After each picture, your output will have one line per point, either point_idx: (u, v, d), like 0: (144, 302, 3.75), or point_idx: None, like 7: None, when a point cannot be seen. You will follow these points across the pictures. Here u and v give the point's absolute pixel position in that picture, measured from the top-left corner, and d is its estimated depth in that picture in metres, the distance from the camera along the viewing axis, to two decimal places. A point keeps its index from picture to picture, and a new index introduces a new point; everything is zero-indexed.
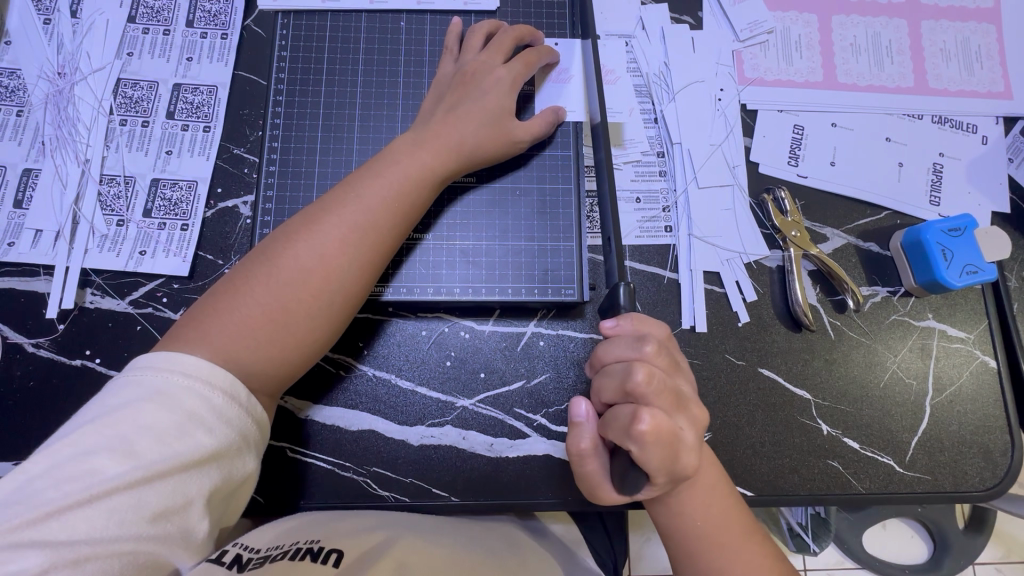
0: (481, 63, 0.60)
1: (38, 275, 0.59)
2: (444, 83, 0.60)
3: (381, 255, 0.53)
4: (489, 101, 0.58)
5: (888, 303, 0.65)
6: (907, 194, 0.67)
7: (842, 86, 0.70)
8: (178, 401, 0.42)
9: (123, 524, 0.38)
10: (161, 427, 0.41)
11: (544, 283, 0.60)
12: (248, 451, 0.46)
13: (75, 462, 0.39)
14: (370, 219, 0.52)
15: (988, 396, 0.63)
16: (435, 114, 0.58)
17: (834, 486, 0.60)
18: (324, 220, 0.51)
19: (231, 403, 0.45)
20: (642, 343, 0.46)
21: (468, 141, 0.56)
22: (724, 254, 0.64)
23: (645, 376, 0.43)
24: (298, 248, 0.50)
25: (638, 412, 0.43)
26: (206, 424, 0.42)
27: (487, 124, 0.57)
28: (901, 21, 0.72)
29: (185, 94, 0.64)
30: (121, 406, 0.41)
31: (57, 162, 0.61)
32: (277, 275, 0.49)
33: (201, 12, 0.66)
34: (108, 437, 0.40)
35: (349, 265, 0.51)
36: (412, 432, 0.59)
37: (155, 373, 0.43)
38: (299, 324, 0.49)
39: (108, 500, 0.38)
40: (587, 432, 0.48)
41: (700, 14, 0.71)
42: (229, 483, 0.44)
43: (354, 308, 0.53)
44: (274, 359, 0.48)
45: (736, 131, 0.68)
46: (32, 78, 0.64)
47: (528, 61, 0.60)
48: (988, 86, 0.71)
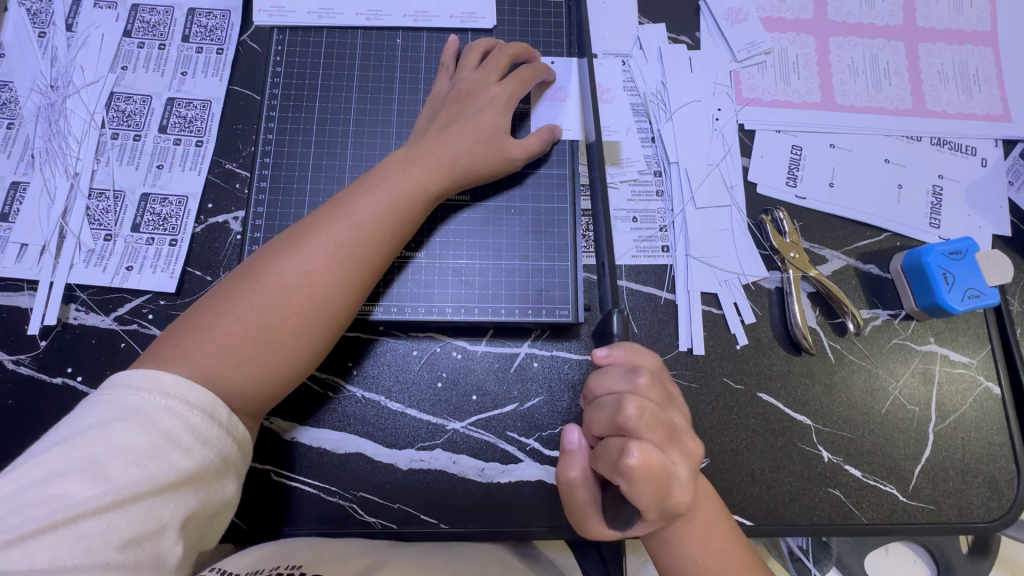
0: (478, 79, 0.59)
1: (21, 289, 0.58)
2: (438, 100, 0.60)
3: (369, 272, 0.51)
4: (485, 119, 0.57)
5: (889, 327, 0.63)
6: (907, 216, 0.67)
7: (840, 107, 0.70)
8: (155, 422, 0.41)
9: (89, 552, 0.36)
10: (136, 449, 0.39)
11: (539, 303, 0.59)
12: (228, 473, 0.44)
13: (41, 487, 0.37)
14: (359, 235, 0.51)
15: (991, 422, 0.62)
16: (430, 131, 0.57)
17: (836, 516, 0.58)
18: (311, 236, 0.50)
19: (211, 423, 0.43)
20: (635, 374, 0.44)
21: (462, 158, 0.56)
22: (722, 275, 0.63)
23: (635, 410, 0.42)
24: (283, 264, 0.49)
25: (627, 446, 0.40)
26: (184, 445, 0.41)
27: (483, 141, 0.57)
28: (899, 44, 0.72)
29: (179, 109, 0.64)
30: (93, 427, 0.40)
31: (46, 176, 0.61)
32: (260, 291, 0.48)
33: (197, 27, 0.66)
34: (78, 459, 0.38)
35: (335, 282, 0.50)
36: (401, 455, 0.57)
37: (132, 393, 0.42)
38: (282, 342, 0.48)
39: (74, 526, 0.36)
40: (579, 460, 0.46)
41: (697, 34, 0.71)
42: (207, 507, 0.43)
43: (341, 325, 0.51)
44: (256, 378, 0.47)
45: (734, 150, 0.67)
46: (24, 90, 0.63)
47: (524, 79, 0.60)
48: (986, 109, 0.70)
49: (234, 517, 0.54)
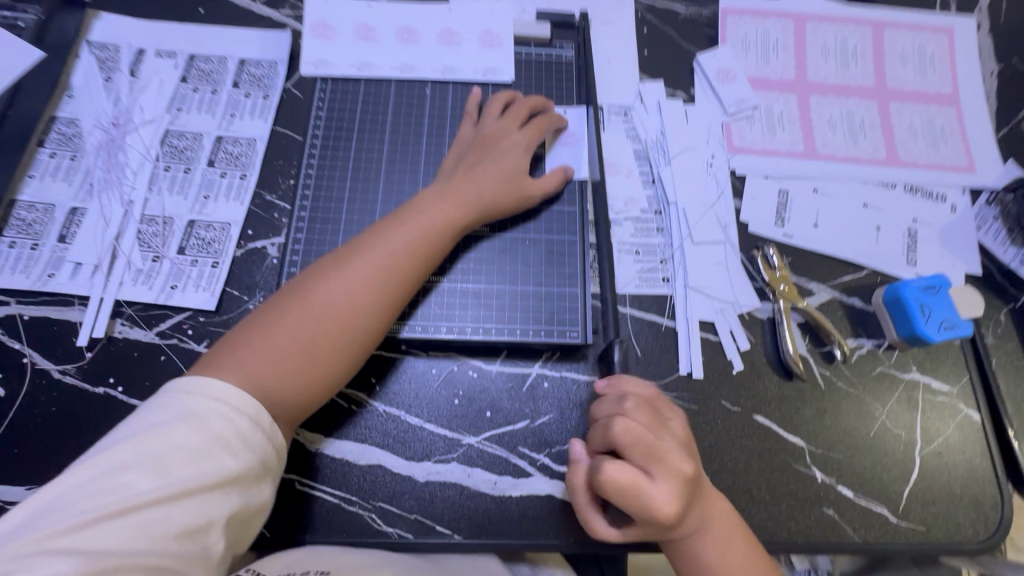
0: (500, 128, 0.67)
1: (72, 304, 0.63)
2: (465, 144, 0.67)
3: (402, 295, 0.57)
4: (507, 161, 0.65)
5: (873, 355, 0.68)
6: (886, 255, 0.73)
7: (822, 157, 0.77)
8: (208, 424, 0.45)
9: (149, 539, 0.40)
10: (192, 447, 0.43)
11: (550, 325, 0.64)
12: (266, 477, 0.48)
13: (109, 476, 0.41)
14: (395, 261, 0.56)
15: (973, 447, 0.66)
16: (458, 171, 0.64)
17: (831, 535, 0.61)
18: (354, 260, 0.56)
19: (255, 428, 0.47)
20: (622, 401, 0.54)
21: (487, 195, 0.62)
22: (717, 304, 0.69)
23: (620, 428, 0.51)
24: (328, 285, 0.54)
25: (605, 460, 0.50)
26: (231, 447, 0.45)
27: (505, 179, 0.64)
28: (872, 102, 0.81)
29: (226, 146, 0.71)
30: (154, 426, 0.44)
31: (103, 203, 0.67)
32: (307, 308, 0.53)
33: (247, 76, 0.74)
34: (142, 453, 0.42)
35: (375, 302, 0.55)
36: (418, 468, 0.60)
37: (189, 396, 0.46)
38: (324, 355, 0.52)
39: (137, 513, 0.40)
40: (580, 471, 0.55)
41: (692, 91, 0.80)
42: (247, 508, 0.46)
43: (377, 342, 0.56)
44: (299, 387, 0.51)
45: (726, 193, 0.74)
46: (88, 127, 0.70)
47: (540, 128, 0.68)
48: (953, 161, 0.78)
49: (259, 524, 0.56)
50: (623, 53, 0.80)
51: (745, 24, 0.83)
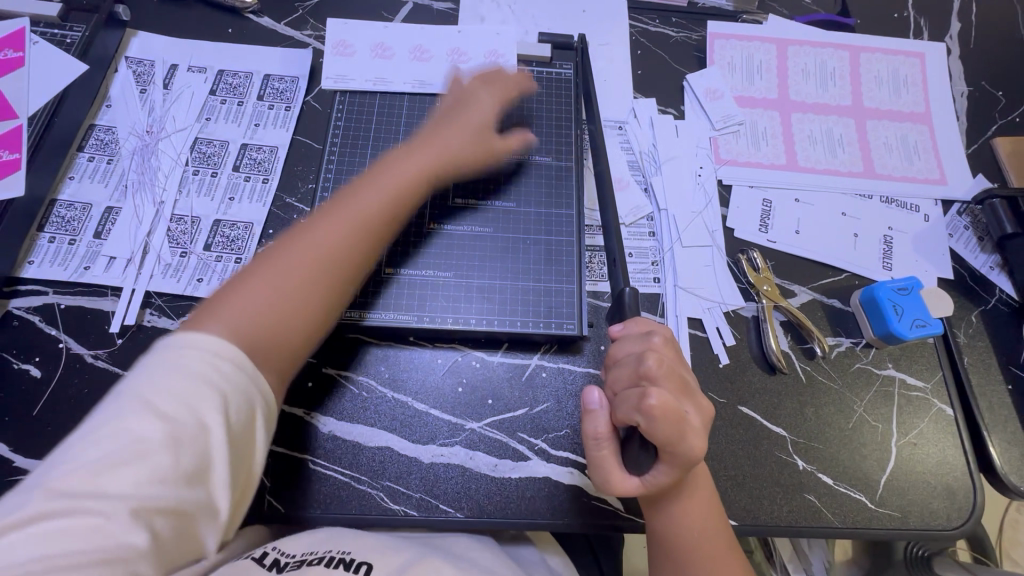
0: (474, 87, 0.76)
1: (106, 295, 0.68)
2: (439, 108, 0.76)
3: (376, 232, 0.62)
4: (478, 119, 0.73)
5: (851, 353, 0.73)
6: (863, 259, 0.78)
7: (803, 169, 0.83)
8: (194, 368, 0.45)
9: (152, 479, 0.41)
10: (179, 390, 0.44)
11: (549, 319, 0.69)
12: (257, 418, 0.48)
13: (109, 426, 0.42)
14: (366, 204, 0.63)
15: (947, 440, 0.70)
16: (426, 130, 0.72)
17: (812, 519, 0.65)
18: (331, 209, 0.62)
19: (239, 369, 0.47)
20: (649, 337, 0.53)
21: (454, 146, 0.70)
22: (705, 303, 0.74)
23: (655, 362, 0.50)
24: (306, 234, 0.59)
25: (647, 390, 0.49)
26: (220, 389, 0.45)
27: (474, 134, 0.72)
28: (850, 120, 0.87)
29: (251, 152, 0.77)
30: (141, 379, 0.45)
31: (137, 203, 0.72)
32: (288, 248, 0.58)
33: (271, 89, 0.81)
34: (137, 402, 0.43)
35: (348, 239, 0.60)
36: (424, 450, 0.64)
37: (174, 346, 0.47)
38: (303, 289, 0.56)
39: (138, 456, 0.41)
40: (602, 417, 0.53)
41: (682, 107, 0.86)
42: (241, 446, 0.46)
43: (353, 279, 0.60)
44: (280, 325, 0.54)
45: (714, 201, 0.80)
46: (124, 134, 0.76)
47: (506, 89, 0.77)
48: (926, 174, 0.84)
49: (274, 501, 0.60)
50: (618, 72, 0.87)
51: (731, 47, 0.90)
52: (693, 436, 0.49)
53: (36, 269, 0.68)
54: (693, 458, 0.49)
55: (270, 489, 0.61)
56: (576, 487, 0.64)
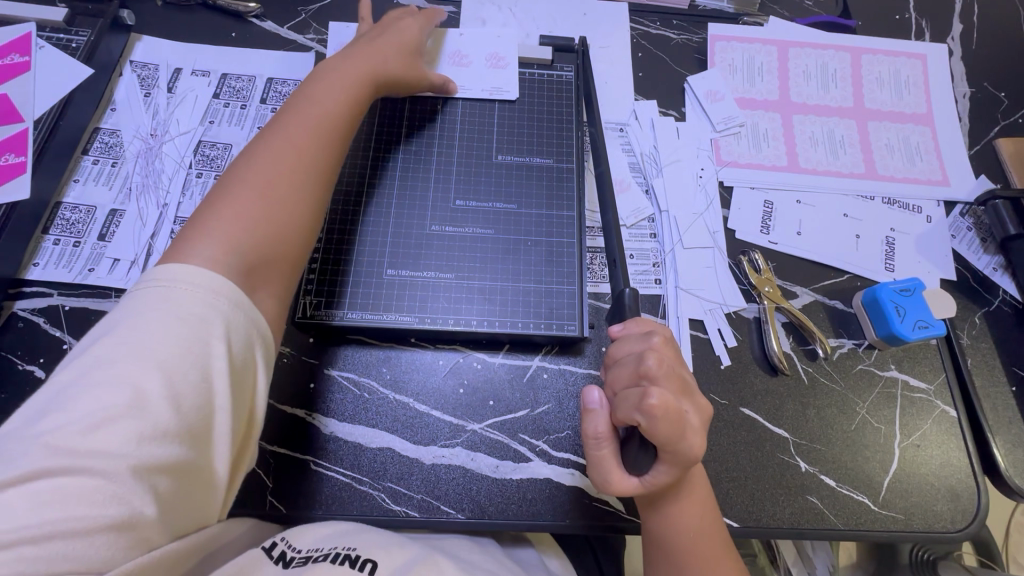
0: (389, 19, 0.78)
1: (110, 297, 0.68)
2: (360, 34, 0.76)
3: (340, 131, 0.64)
4: (405, 35, 0.76)
5: (853, 354, 0.73)
6: (865, 261, 0.78)
7: (804, 170, 0.83)
8: (192, 314, 0.45)
9: (156, 433, 0.40)
10: (178, 337, 0.43)
11: (550, 320, 0.69)
12: (256, 369, 0.48)
13: (105, 373, 0.41)
14: (323, 109, 0.63)
15: (951, 442, 0.69)
16: (358, 44, 0.73)
17: (815, 521, 0.64)
18: (285, 118, 0.62)
19: (238, 311, 0.47)
20: (648, 337, 0.53)
21: (392, 63, 0.72)
22: (706, 305, 0.74)
23: (656, 361, 0.50)
24: (270, 143, 0.59)
25: (647, 390, 0.48)
26: (220, 334, 0.45)
27: (405, 53, 0.74)
28: (852, 121, 0.87)
29: None
30: (133, 325, 0.44)
31: (141, 205, 0.73)
32: (255, 164, 0.57)
33: (273, 92, 0.81)
34: (133, 349, 0.42)
35: (313, 145, 0.60)
36: (425, 451, 0.64)
37: (166, 287, 0.46)
38: (284, 200, 0.56)
39: (138, 409, 0.40)
40: (602, 417, 0.52)
41: (682, 109, 0.86)
42: (240, 397, 0.46)
43: (329, 182, 0.61)
44: (269, 236, 0.54)
45: (715, 202, 0.80)
46: (128, 137, 0.77)
47: (429, 16, 0.81)
48: (928, 175, 0.84)
49: (276, 501, 0.60)
50: (619, 74, 0.87)
51: (732, 49, 0.90)
52: (692, 436, 0.49)
53: (41, 271, 0.68)
54: (692, 457, 0.49)
55: (271, 489, 0.61)
56: (577, 488, 0.64)
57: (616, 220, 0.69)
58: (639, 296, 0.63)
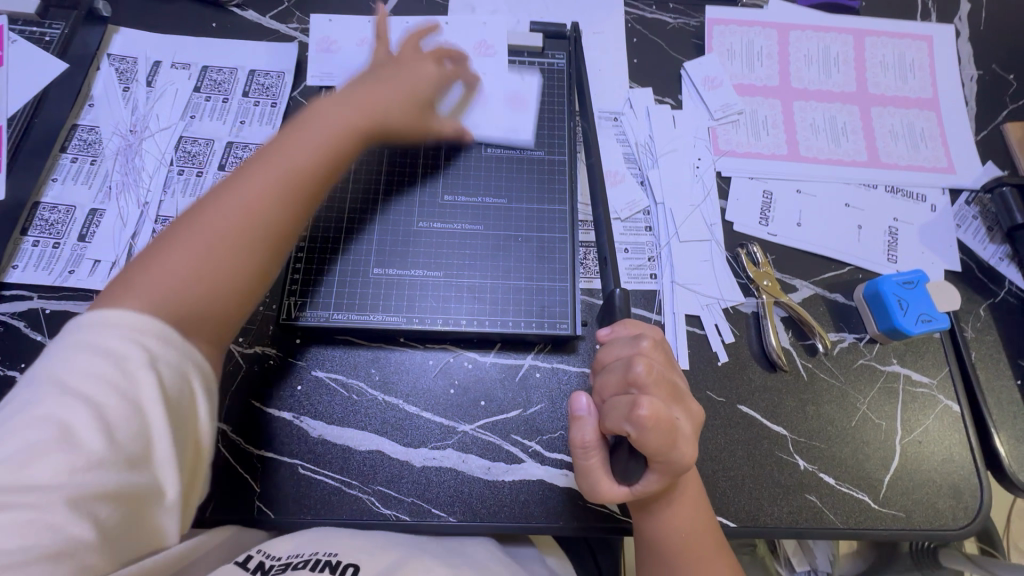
0: (413, 55, 0.71)
1: (91, 299, 0.67)
2: (376, 66, 0.70)
3: (307, 193, 0.58)
4: (417, 72, 0.69)
5: (854, 348, 0.71)
6: (867, 252, 0.76)
7: (804, 159, 0.80)
8: (117, 346, 0.44)
9: (91, 467, 0.40)
10: (109, 372, 0.43)
11: (541, 318, 0.67)
12: (199, 400, 0.47)
13: (30, 412, 0.40)
14: (292, 161, 0.58)
15: (954, 438, 0.68)
16: (365, 83, 0.67)
17: (813, 519, 0.63)
18: (253, 171, 0.57)
19: (168, 343, 0.46)
20: (638, 341, 0.51)
21: (394, 108, 0.66)
22: (703, 300, 0.72)
23: (645, 367, 0.48)
24: (224, 196, 0.55)
25: (637, 399, 0.47)
26: (150, 363, 0.44)
27: (415, 102, 0.68)
28: (854, 107, 0.84)
29: (236, 150, 0.75)
30: (65, 364, 0.43)
31: (121, 204, 0.71)
32: (205, 218, 0.53)
33: (256, 85, 0.79)
34: (58, 386, 0.42)
35: (273, 206, 0.55)
36: (416, 454, 0.63)
37: (90, 327, 0.45)
38: (225, 265, 0.52)
39: (72, 444, 0.40)
40: (590, 425, 0.51)
41: (679, 96, 0.83)
42: (182, 428, 0.46)
43: (283, 245, 0.56)
44: (203, 302, 0.51)
45: (713, 193, 0.77)
46: (107, 133, 0.75)
47: (449, 50, 0.74)
48: (933, 162, 0.81)
49: (264, 506, 0.59)
50: (613, 62, 0.84)
51: (731, 33, 0.87)
52: (684, 445, 0.47)
53: (20, 274, 0.67)
54: (684, 466, 0.48)
55: (259, 493, 0.60)
56: (571, 489, 0.63)
57: (607, 216, 0.69)
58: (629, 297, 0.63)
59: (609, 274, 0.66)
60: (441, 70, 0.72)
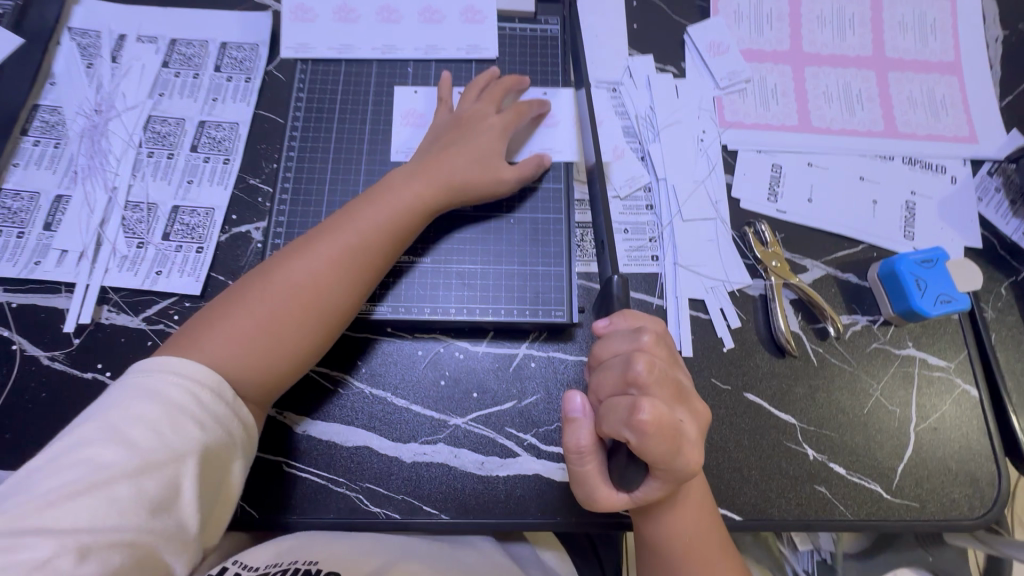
0: (476, 111, 0.66)
1: (59, 291, 0.63)
2: (439, 128, 0.66)
3: (369, 271, 0.57)
4: (483, 141, 0.64)
5: (868, 332, 0.67)
6: (882, 229, 0.71)
7: (816, 130, 0.75)
8: (169, 397, 0.46)
9: (123, 514, 0.41)
10: (156, 419, 0.45)
11: (536, 305, 0.63)
12: (236, 454, 0.49)
13: (75, 453, 0.42)
14: (359, 240, 0.57)
15: (971, 424, 0.64)
16: (432, 151, 0.63)
17: (821, 511, 0.60)
18: (321, 241, 0.56)
19: (218, 400, 0.48)
20: (638, 335, 0.47)
21: (461, 174, 0.61)
22: (708, 282, 0.68)
23: (646, 366, 0.44)
24: (289, 265, 0.55)
25: (637, 403, 0.43)
26: (196, 418, 0.46)
27: (479, 160, 0.62)
28: (870, 72, 0.78)
29: (209, 130, 0.70)
30: (117, 403, 0.45)
31: (87, 190, 0.67)
32: (272, 285, 0.54)
33: (228, 58, 0.73)
34: (106, 429, 0.44)
35: (336, 284, 0.55)
36: (405, 449, 0.60)
37: (149, 374, 0.47)
38: (283, 337, 0.53)
39: (107, 488, 0.41)
40: (585, 427, 0.47)
41: (682, 64, 0.78)
42: (214, 477, 0.47)
43: (341, 321, 0.56)
44: (258, 367, 0.52)
45: (718, 168, 0.72)
46: (71, 114, 0.70)
47: (520, 112, 0.66)
48: (954, 131, 0.76)
49: (246, 506, 0.57)
50: (611, 27, 0.78)
51: None
52: (690, 449, 0.44)
53: None
54: (688, 473, 0.45)
55: (241, 493, 0.58)
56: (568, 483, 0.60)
57: (604, 191, 0.61)
58: (629, 283, 0.56)
59: (606, 260, 0.59)
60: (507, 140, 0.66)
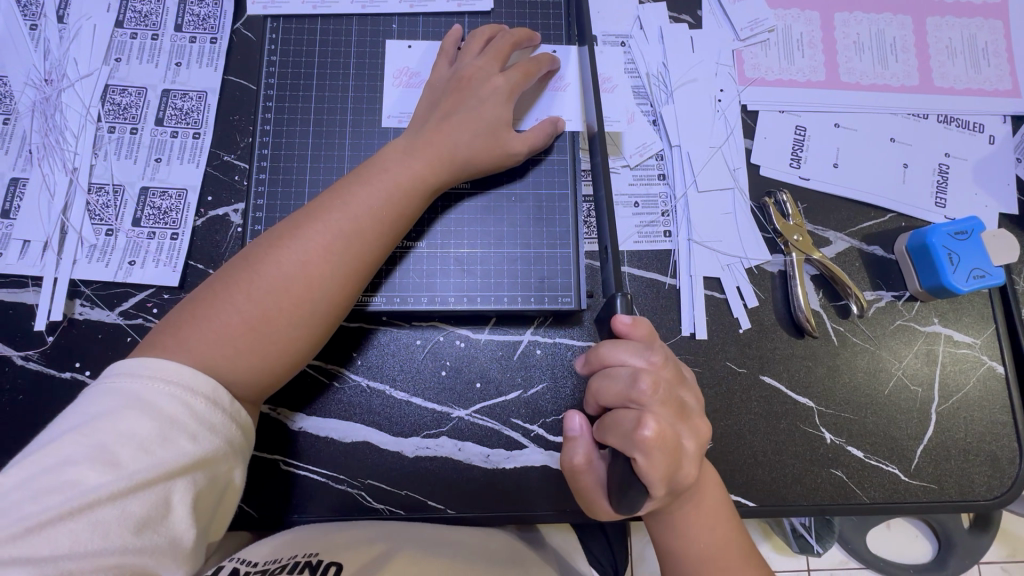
0: (479, 69, 0.58)
1: (26, 286, 0.58)
2: (435, 93, 0.59)
3: (368, 259, 0.51)
4: (485, 108, 0.57)
5: (892, 308, 0.63)
6: (911, 196, 0.66)
7: (845, 86, 0.68)
8: (158, 408, 0.40)
9: (107, 537, 0.36)
10: (144, 436, 0.39)
11: (541, 291, 0.59)
12: (237, 462, 0.44)
13: (53, 474, 0.36)
14: (355, 226, 0.51)
15: (995, 402, 0.62)
16: (429, 121, 0.57)
17: (838, 495, 0.59)
18: (310, 225, 0.50)
19: (214, 408, 0.42)
20: (649, 352, 0.44)
21: (462, 151, 0.56)
22: (724, 260, 0.63)
23: (650, 385, 0.42)
24: (277, 253, 0.49)
25: (642, 419, 0.42)
26: (191, 431, 0.40)
27: (482, 132, 0.56)
28: (906, 18, 0.70)
29: (174, 100, 0.63)
30: (99, 414, 0.39)
31: (45, 172, 0.61)
32: (259, 277, 0.48)
33: (190, 16, 0.65)
34: (86, 445, 0.38)
35: (332, 274, 0.49)
36: (407, 443, 0.57)
37: (135, 381, 0.41)
38: (277, 333, 0.47)
39: (91, 512, 0.36)
40: (583, 445, 0.47)
41: (699, 12, 0.69)
42: (214, 490, 0.42)
43: (339, 314, 0.51)
44: (252, 368, 0.46)
45: (736, 132, 0.66)
46: (19, 85, 0.63)
47: (527, 71, 0.59)
48: (995, 84, 0.69)
49: (244, 505, 0.55)
50: None
51: None
52: (687, 464, 0.44)
53: None
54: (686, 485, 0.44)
55: None
56: None
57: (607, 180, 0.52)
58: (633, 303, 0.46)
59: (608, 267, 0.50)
60: (514, 103, 0.59)
